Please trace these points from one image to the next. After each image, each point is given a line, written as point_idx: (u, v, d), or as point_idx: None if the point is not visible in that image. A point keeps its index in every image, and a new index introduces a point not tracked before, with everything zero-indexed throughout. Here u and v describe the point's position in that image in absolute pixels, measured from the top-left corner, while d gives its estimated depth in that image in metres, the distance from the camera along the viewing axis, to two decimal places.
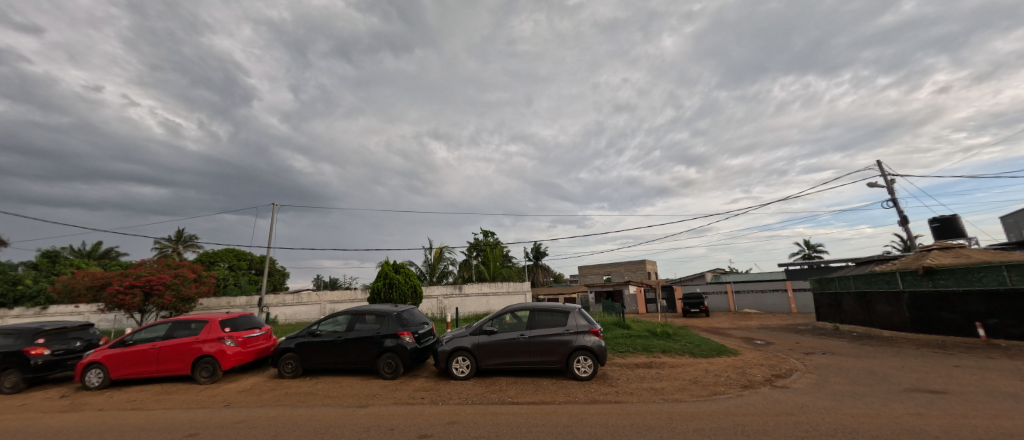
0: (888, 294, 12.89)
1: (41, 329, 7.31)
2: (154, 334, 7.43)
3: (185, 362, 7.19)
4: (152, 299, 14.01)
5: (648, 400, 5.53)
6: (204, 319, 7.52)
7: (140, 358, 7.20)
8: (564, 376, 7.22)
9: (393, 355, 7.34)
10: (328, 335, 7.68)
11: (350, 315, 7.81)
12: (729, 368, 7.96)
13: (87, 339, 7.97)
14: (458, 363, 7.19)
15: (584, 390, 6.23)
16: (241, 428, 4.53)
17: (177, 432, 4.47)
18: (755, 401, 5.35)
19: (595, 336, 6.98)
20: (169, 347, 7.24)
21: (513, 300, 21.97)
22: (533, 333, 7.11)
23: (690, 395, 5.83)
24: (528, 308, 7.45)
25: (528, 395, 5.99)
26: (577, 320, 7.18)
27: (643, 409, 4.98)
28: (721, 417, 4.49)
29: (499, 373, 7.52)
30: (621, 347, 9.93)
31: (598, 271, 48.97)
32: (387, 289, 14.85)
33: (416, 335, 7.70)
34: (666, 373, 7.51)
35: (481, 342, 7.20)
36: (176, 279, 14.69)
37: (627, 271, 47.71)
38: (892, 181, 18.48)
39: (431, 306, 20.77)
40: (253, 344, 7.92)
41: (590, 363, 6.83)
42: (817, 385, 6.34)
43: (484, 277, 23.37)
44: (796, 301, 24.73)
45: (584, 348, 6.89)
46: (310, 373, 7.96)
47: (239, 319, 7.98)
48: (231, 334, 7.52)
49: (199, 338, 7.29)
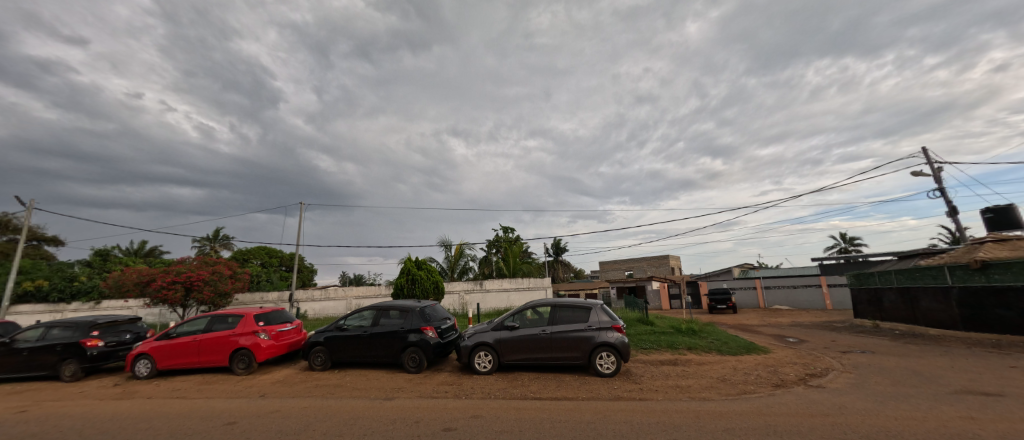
0: (934, 290, 12.10)
1: (95, 322, 7.88)
2: (195, 327, 7.86)
3: (223, 353, 7.58)
4: (192, 294, 14.84)
5: (673, 398, 5.42)
6: (240, 313, 7.89)
7: (183, 350, 7.64)
8: (587, 372, 7.16)
9: (417, 350, 7.45)
10: (354, 329, 7.91)
11: (375, 310, 8.01)
12: (760, 367, 7.67)
13: (136, 331, 8.53)
14: (479, 358, 7.26)
15: (607, 386, 6.16)
16: (278, 417, 4.74)
17: (218, 420, 4.71)
18: (789, 400, 5.14)
19: (617, 332, 6.86)
20: (208, 340, 7.65)
21: (533, 295, 21.94)
22: (555, 329, 7.08)
23: (718, 393, 5.65)
24: (549, 303, 7.43)
25: (550, 390, 5.98)
26: (600, 316, 7.10)
27: (668, 407, 4.86)
28: (750, 417, 4.33)
29: (521, 369, 7.53)
30: (643, 343, 9.80)
31: (619, 266, 48.19)
32: (409, 285, 15.12)
33: (438, 330, 7.81)
34: (691, 370, 7.35)
35: (502, 337, 7.23)
36: (213, 275, 15.44)
37: (650, 266, 46.95)
38: (938, 169, 17.24)
39: (453, 301, 21.04)
40: (285, 337, 8.22)
41: (613, 360, 6.75)
42: (856, 386, 6.00)
43: (504, 273, 23.44)
44: (831, 297, 23.61)
45: (606, 344, 6.80)
46: (338, 366, 8.22)
47: (272, 314, 8.31)
48: (265, 328, 7.84)
49: (235, 331, 7.66)
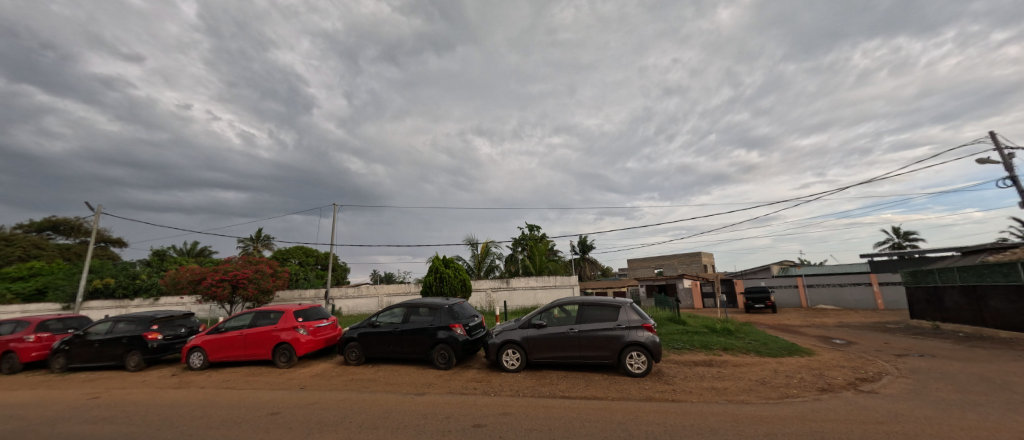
0: (1006, 289, 10.93)
1: (154, 317, 8.56)
2: (241, 322, 8.37)
3: (266, 347, 8.03)
4: (238, 291, 15.82)
5: (709, 400, 5.20)
6: (281, 309, 8.32)
7: (231, 344, 8.15)
8: (617, 371, 7.02)
9: (446, 347, 7.59)
10: (386, 326, 8.15)
11: (405, 307, 8.21)
12: (803, 370, 7.23)
13: (189, 326, 9.19)
14: (507, 356, 7.28)
15: (638, 387, 6.00)
16: (316, 409, 4.96)
17: (262, 410, 4.99)
18: (836, 406, 4.82)
19: (648, 332, 6.68)
20: (253, 334, 8.12)
21: (560, 294, 21.79)
22: (583, 327, 6.99)
23: (757, 396, 5.38)
24: (577, 302, 7.33)
25: (579, 389, 5.91)
26: (629, 315, 6.94)
27: (703, 409, 4.69)
28: (795, 422, 4.09)
29: (549, 367, 7.49)
30: (676, 343, 9.49)
31: (648, 264, 46.99)
32: (438, 282, 15.41)
33: (467, 327, 7.91)
34: (728, 372, 7.03)
35: (530, 335, 7.21)
36: (257, 273, 16.38)
37: (680, 264, 45.52)
38: (1009, 155, 15.56)
39: (480, 299, 21.28)
40: (322, 333, 8.59)
41: (644, 359, 6.58)
42: (915, 392, 5.52)
43: (531, 271, 23.41)
44: (882, 296, 21.97)
45: (636, 343, 6.64)
46: (371, 361, 8.50)
47: (310, 310, 8.70)
48: (304, 324, 8.23)
49: (277, 327, 8.08)
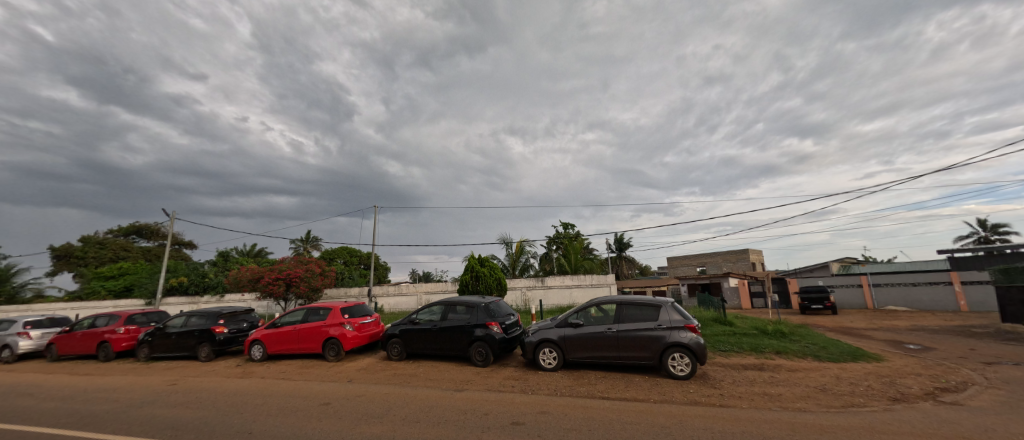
0: None
1: (220, 312, 9.40)
2: (294, 318, 8.97)
3: (317, 342, 8.54)
4: (291, 289, 17.00)
5: (761, 407, 4.88)
6: (329, 306, 8.83)
7: (286, 338, 8.76)
8: (658, 373, 6.78)
9: (483, 344, 7.69)
10: (426, 323, 8.40)
11: (443, 305, 8.41)
12: (870, 377, 6.59)
13: (251, 321, 9.99)
14: (544, 355, 7.26)
15: (682, 390, 5.75)
16: (363, 401, 5.21)
17: (315, 400, 5.33)
18: (912, 417, 4.35)
19: (691, 333, 6.38)
20: (305, 330, 8.67)
21: (596, 293, 21.39)
22: (621, 327, 6.81)
23: (817, 404, 4.98)
24: (614, 301, 7.16)
25: (619, 390, 5.76)
26: (670, 314, 6.68)
27: (755, 415, 4.41)
28: (862, 434, 3.74)
29: (587, 367, 7.37)
30: (722, 345, 8.99)
31: (689, 262, 44.97)
32: (474, 281, 15.66)
33: (503, 325, 7.98)
34: (782, 377, 6.56)
35: (567, 334, 7.14)
36: (307, 272, 17.51)
37: (725, 262, 43.16)
38: None
39: (515, 298, 21.37)
40: (367, 329, 9.00)
41: (687, 361, 6.30)
42: (1011, 406, 4.85)
43: (566, 270, 23.17)
44: (965, 297, 19.60)
45: (679, 345, 6.37)
46: (412, 357, 8.80)
47: (355, 307, 9.14)
48: (350, 320, 8.68)
49: (326, 322, 8.58)
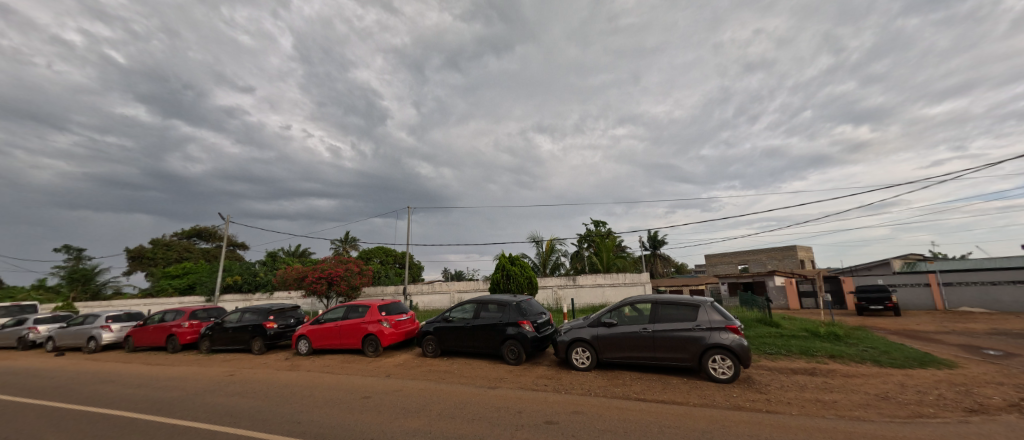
0: None
1: (270, 309, 10.06)
2: (336, 315, 9.43)
3: (357, 338, 8.94)
4: (333, 287, 17.90)
5: (812, 414, 4.55)
6: (367, 304, 9.20)
7: (329, 334, 9.23)
8: (697, 376, 6.50)
9: (516, 343, 7.73)
10: (459, 321, 8.55)
11: (476, 303, 8.52)
12: (941, 385, 5.96)
13: (297, 317, 10.60)
14: (577, 354, 7.18)
15: (723, 394, 5.49)
16: (400, 396, 5.39)
17: (357, 393, 5.58)
18: (993, 431, 3.89)
19: (733, 334, 6.07)
20: (346, 326, 9.09)
21: (630, 291, 20.86)
22: (657, 327, 6.59)
23: (878, 413, 4.57)
24: (649, 300, 6.95)
25: (655, 392, 5.58)
26: (710, 315, 6.38)
27: (806, 423, 4.11)
28: None
29: (622, 367, 7.21)
30: (768, 348, 8.48)
31: (729, 259, 42.80)
32: (505, 280, 15.76)
33: (535, 324, 7.96)
34: (837, 383, 6.08)
35: (600, 334, 7.01)
36: (347, 271, 18.36)
37: (769, 259, 40.68)
38: None
39: (547, 296, 21.26)
40: (403, 326, 9.30)
41: (729, 364, 6.00)
42: None
43: (598, 269, 22.77)
44: None
45: (720, 346, 6.07)
46: (447, 354, 8.99)
47: (391, 305, 9.46)
48: (386, 317, 9.00)
49: (365, 319, 8.95)
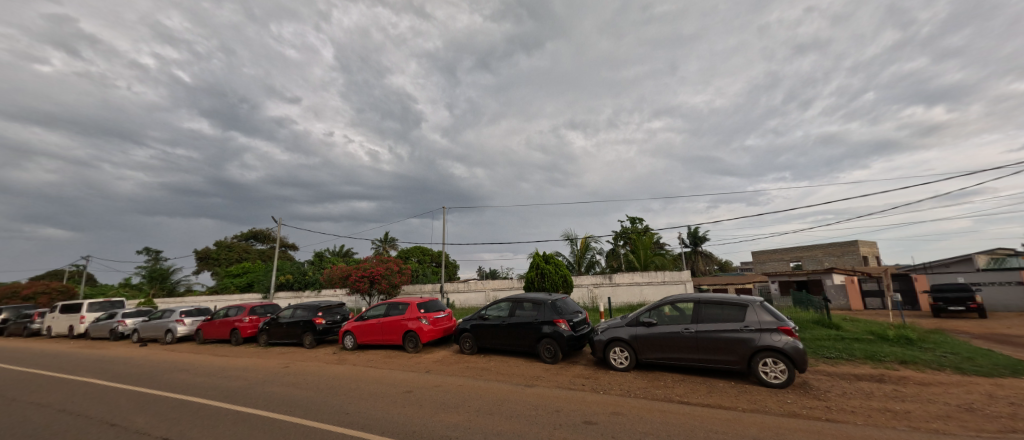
0: None
1: (319, 306, 10.71)
2: (378, 312, 9.86)
3: (398, 334, 9.28)
4: (375, 285, 18.72)
5: (881, 425, 4.14)
6: (407, 302, 9.54)
7: (372, 330, 9.66)
8: (746, 379, 6.13)
9: (551, 341, 7.68)
10: (494, 319, 8.64)
11: (511, 301, 8.56)
12: None
13: (343, 314, 11.19)
14: (615, 354, 7.01)
15: (776, 399, 5.14)
16: (439, 391, 5.53)
17: (399, 387, 5.80)
18: None
19: (786, 336, 5.66)
20: (387, 323, 9.47)
21: (670, 290, 20.07)
22: (700, 328, 6.28)
23: (961, 427, 4.07)
24: (691, 300, 6.64)
25: (700, 396, 5.34)
26: (759, 315, 5.99)
27: (873, 435, 3.75)
28: None
29: (663, 369, 6.95)
30: (826, 352, 7.82)
31: (780, 256, 39.98)
32: (540, 278, 15.71)
33: (571, 323, 7.86)
34: (909, 392, 5.49)
35: (638, 333, 6.80)
36: (387, 270, 19.13)
37: (826, 256, 37.54)
38: None
39: (582, 295, 20.93)
40: (441, 324, 9.53)
41: (782, 368, 5.61)
42: None
43: (635, 267, 22.12)
44: None
45: (771, 349, 5.69)
46: (483, 352, 9.11)
47: (430, 303, 9.73)
48: (425, 315, 9.27)
49: (405, 316, 9.28)
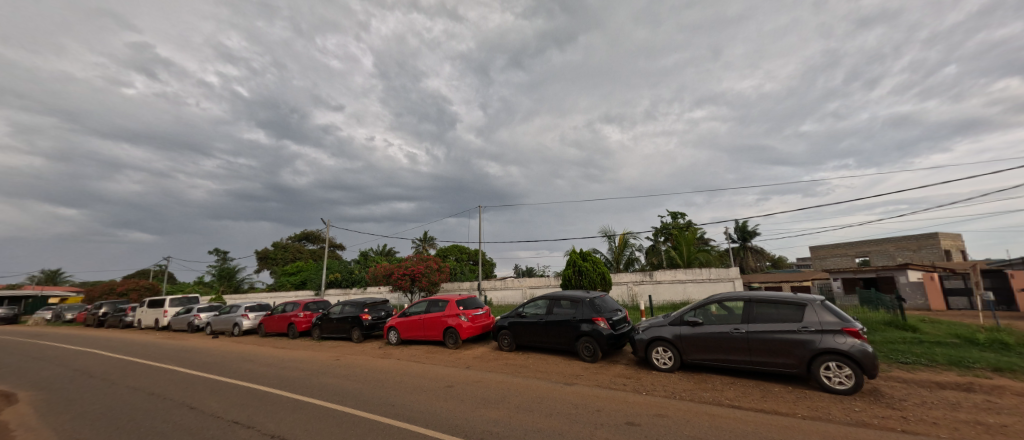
0: None
1: (365, 303, 11.29)
2: (419, 308, 10.21)
3: (438, 330, 9.56)
4: (416, 283, 19.39)
5: None
6: (446, 299, 9.80)
7: (414, 326, 10.02)
8: (806, 384, 5.67)
9: (590, 340, 7.55)
10: (532, 316, 8.64)
11: (548, 299, 8.52)
12: None
13: (387, 310, 11.71)
14: (658, 354, 6.76)
15: (842, 407, 4.70)
16: (479, 387, 5.62)
17: (441, 382, 5.97)
18: None
19: (852, 338, 5.17)
20: (428, 319, 9.78)
21: (716, 288, 19.02)
22: (752, 328, 5.89)
23: None
24: (741, 298, 6.25)
25: (753, 400, 5.01)
26: (820, 315, 5.51)
27: None
28: None
29: (711, 370, 6.61)
30: (902, 356, 7.04)
31: (842, 251, 36.56)
32: (577, 275, 15.49)
33: (611, 321, 7.68)
34: (1008, 404, 4.81)
35: (683, 333, 6.50)
36: (427, 268, 19.75)
37: (898, 251, 33.82)
38: None
39: (621, 293, 20.37)
40: (479, 321, 9.69)
41: (848, 373, 5.12)
42: None
43: (678, 264, 21.18)
44: None
45: (834, 352, 5.22)
46: (521, 349, 9.15)
47: (468, 300, 9.92)
48: (464, 312, 9.47)
49: (444, 313, 9.53)
